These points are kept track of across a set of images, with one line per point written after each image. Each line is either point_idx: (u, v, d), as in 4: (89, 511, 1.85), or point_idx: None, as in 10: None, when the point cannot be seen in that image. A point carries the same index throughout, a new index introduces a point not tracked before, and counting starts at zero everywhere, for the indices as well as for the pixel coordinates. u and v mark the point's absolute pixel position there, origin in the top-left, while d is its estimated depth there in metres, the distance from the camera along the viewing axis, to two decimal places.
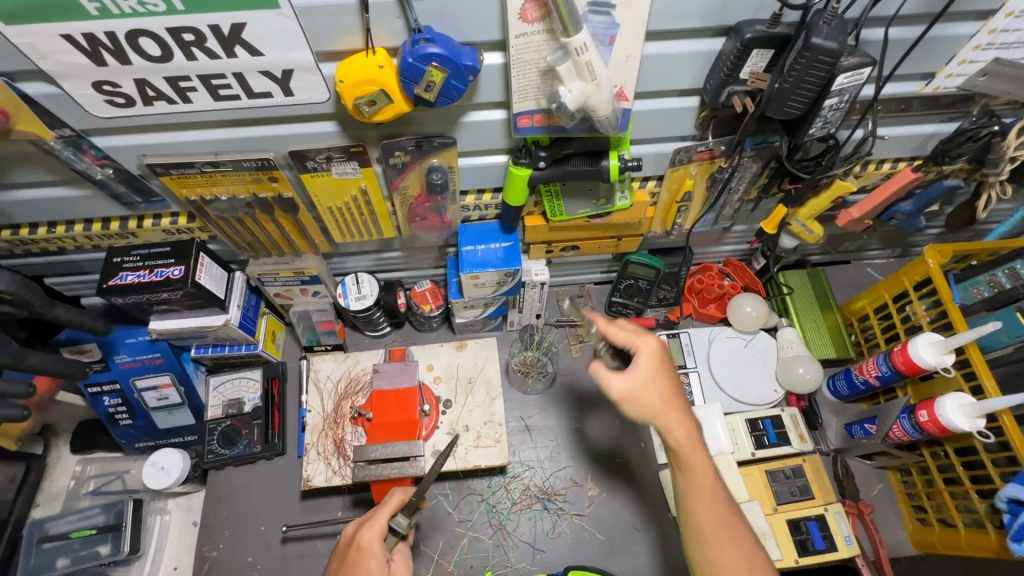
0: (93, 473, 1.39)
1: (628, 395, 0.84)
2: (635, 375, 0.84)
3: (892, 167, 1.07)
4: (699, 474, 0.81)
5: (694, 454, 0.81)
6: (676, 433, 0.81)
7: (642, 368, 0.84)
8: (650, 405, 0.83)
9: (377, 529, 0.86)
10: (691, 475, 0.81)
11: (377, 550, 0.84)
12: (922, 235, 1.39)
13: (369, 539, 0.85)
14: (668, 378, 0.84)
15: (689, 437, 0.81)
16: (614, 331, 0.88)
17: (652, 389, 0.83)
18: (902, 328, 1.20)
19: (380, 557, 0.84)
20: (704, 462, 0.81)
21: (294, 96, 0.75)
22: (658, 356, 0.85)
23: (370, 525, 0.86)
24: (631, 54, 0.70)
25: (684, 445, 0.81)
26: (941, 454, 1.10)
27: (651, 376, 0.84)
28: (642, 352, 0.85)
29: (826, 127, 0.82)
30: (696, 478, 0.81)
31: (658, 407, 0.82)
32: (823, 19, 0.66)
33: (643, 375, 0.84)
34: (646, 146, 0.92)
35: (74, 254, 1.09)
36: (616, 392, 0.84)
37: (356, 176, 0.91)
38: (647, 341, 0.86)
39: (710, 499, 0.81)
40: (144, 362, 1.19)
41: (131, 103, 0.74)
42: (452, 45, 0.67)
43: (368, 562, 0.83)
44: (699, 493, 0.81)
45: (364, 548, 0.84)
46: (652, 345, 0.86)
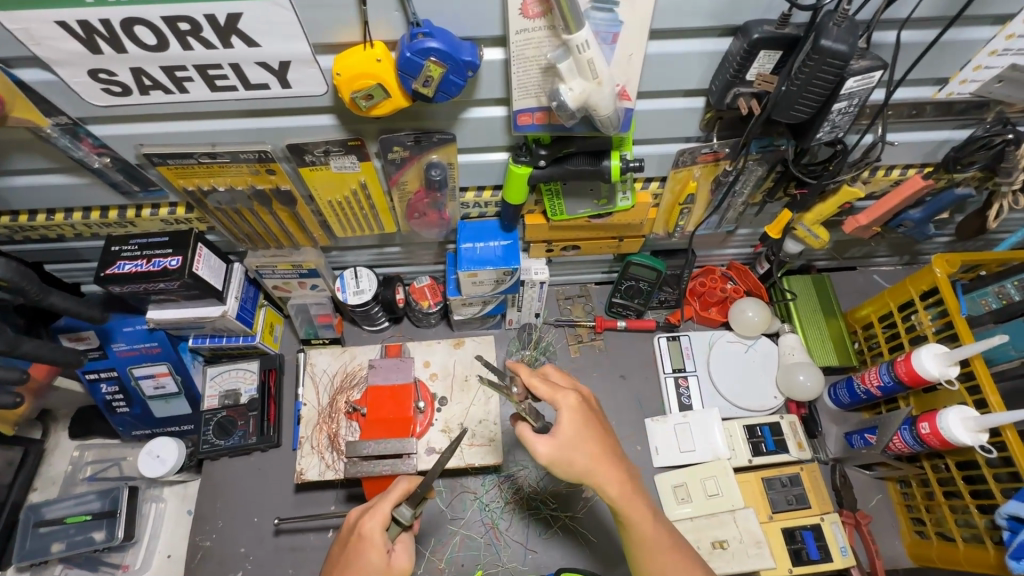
0: (90, 459, 1.40)
1: (555, 458, 0.79)
2: (558, 435, 0.80)
3: (902, 174, 1.05)
4: (642, 526, 0.82)
5: (632, 505, 0.82)
6: (611, 488, 0.81)
7: (564, 428, 0.80)
8: (580, 464, 0.80)
9: (379, 519, 0.85)
10: (634, 526, 0.82)
11: (378, 540, 0.84)
12: (932, 242, 1.37)
13: (370, 529, 0.84)
14: (591, 432, 0.81)
15: (623, 490, 0.81)
16: (536, 387, 0.83)
17: (577, 446, 0.80)
18: (906, 337, 1.18)
19: (380, 548, 0.84)
20: (643, 508, 0.82)
21: (292, 88, 0.74)
22: (579, 410, 0.82)
23: (373, 515, 0.85)
24: (634, 53, 0.68)
25: (619, 498, 0.81)
26: (942, 467, 1.09)
27: (576, 434, 0.80)
28: (564, 410, 0.81)
29: (834, 132, 0.80)
30: (638, 528, 0.83)
31: (588, 466, 0.80)
32: (833, 21, 0.64)
33: (564, 437, 0.80)
34: (650, 147, 0.90)
35: (73, 242, 1.09)
36: (544, 456, 0.79)
37: (355, 170, 0.90)
38: (565, 396, 0.82)
39: (665, 543, 0.83)
40: (142, 350, 1.20)
41: (127, 93, 0.73)
42: (451, 40, 0.66)
43: (368, 552, 0.83)
44: (647, 543, 0.83)
45: (365, 538, 0.84)
46: (570, 400, 0.82)
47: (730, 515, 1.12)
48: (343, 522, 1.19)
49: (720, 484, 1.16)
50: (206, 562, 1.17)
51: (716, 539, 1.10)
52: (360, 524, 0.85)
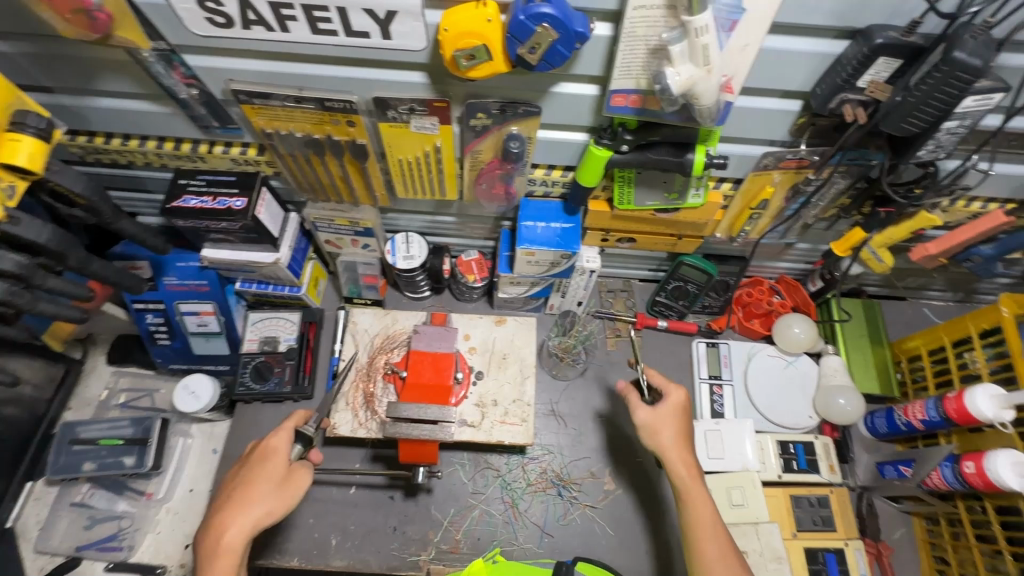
0: (124, 387, 1.42)
1: (646, 426, 0.97)
2: (656, 411, 0.98)
3: (982, 207, 1.01)
4: (698, 507, 0.90)
5: (695, 487, 0.92)
6: (680, 465, 0.93)
7: (663, 407, 0.98)
8: (665, 437, 0.96)
9: (287, 436, 0.93)
10: (691, 505, 0.91)
11: (281, 450, 0.91)
12: (992, 282, 1.33)
13: (278, 442, 0.92)
14: (683, 421, 0.97)
15: (691, 471, 0.93)
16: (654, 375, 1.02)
17: (667, 425, 0.96)
18: (957, 375, 1.15)
19: (282, 458, 0.91)
20: (701, 494, 0.91)
21: (392, 41, 0.73)
22: (681, 405, 0.98)
23: (279, 431, 0.93)
24: (749, 44, 0.67)
25: (686, 478, 0.93)
26: (977, 509, 1.07)
27: (671, 415, 0.97)
28: (671, 398, 0.98)
29: (937, 151, 0.78)
30: (693, 510, 0.90)
31: (670, 444, 0.95)
32: (969, 33, 0.62)
33: (662, 414, 0.97)
34: (734, 145, 0.88)
35: (141, 170, 1.10)
36: (640, 421, 0.98)
37: (433, 133, 0.90)
38: (677, 387, 1.00)
39: (710, 529, 0.88)
40: (191, 287, 1.21)
41: (230, 25, 0.73)
42: (565, 8, 0.64)
43: (272, 460, 0.90)
44: (699, 528, 0.89)
45: (271, 450, 0.91)
46: (681, 392, 0.99)
47: (752, 527, 1.10)
48: (366, 481, 1.20)
49: (746, 496, 1.13)
50: None
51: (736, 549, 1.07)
52: (269, 445, 0.91)
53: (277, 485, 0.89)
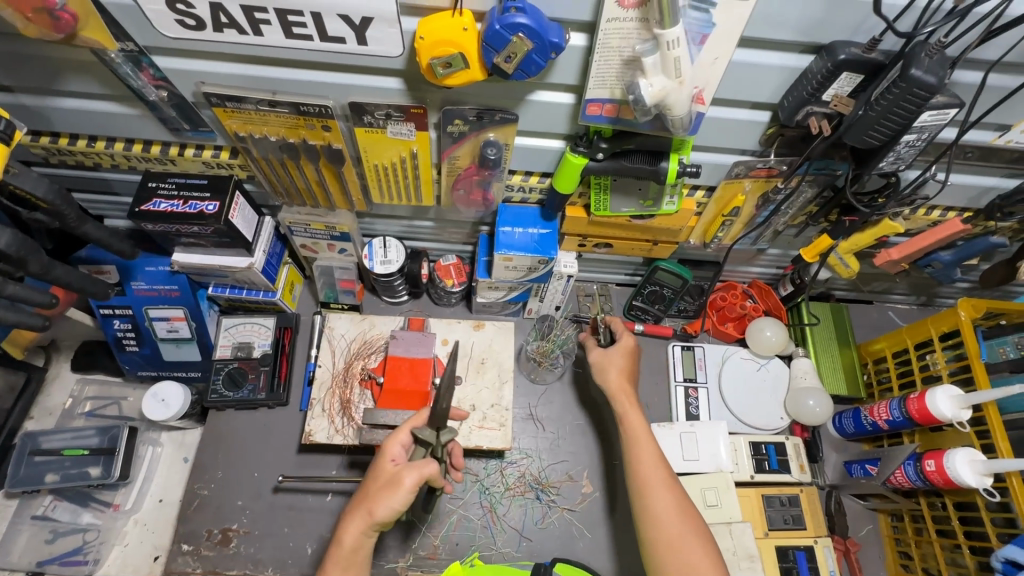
0: (90, 395, 1.38)
1: (597, 363, 1.12)
2: (606, 354, 1.12)
3: (941, 216, 1.06)
4: (632, 426, 1.00)
5: (631, 412, 1.02)
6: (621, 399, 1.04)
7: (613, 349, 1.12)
8: (612, 376, 1.09)
9: (398, 439, 0.87)
10: (628, 426, 1.01)
11: (391, 452, 0.85)
12: (951, 286, 1.39)
13: (388, 445, 0.86)
14: (628, 361, 1.11)
15: (630, 403, 1.04)
16: (613, 321, 1.18)
17: (614, 365, 1.10)
18: (919, 376, 1.20)
19: (389, 460, 0.85)
20: (637, 417, 1.01)
21: (368, 47, 0.73)
22: (628, 348, 1.12)
23: (395, 436, 0.87)
24: (718, 57, 0.68)
25: (626, 406, 1.03)
26: (938, 505, 1.11)
27: (619, 357, 1.11)
28: (619, 343, 1.12)
29: (898, 162, 0.81)
30: (629, 428, 1.00)
31: (616, 382, 1.07)
32: (925, 52, 0.64)
33: (608, 355, 1.11)
34: (706, 154, 0.90)
35: (108, 173, 1.07)
36: (592, 360, 1.13)
37: (410, 139, 0.89)
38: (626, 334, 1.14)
39: (643, 443, 0.97)
40: (161, 292, 1.18)
41: (200, 27, 0.72)
42: (541, 18, 0.65)
43: (381, 462, 0.85)
44: (633, 444, 0.97)
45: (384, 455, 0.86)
46: (629, 339, 1.13)
47: (727, 527, 1.12)
48: (343, 488, 1.19)
49: (720, 496, 1.15)
50: (201, 511, 1.16)
51: None
52: (383, 449, 0.86)
53: (381, 486, 0.82)
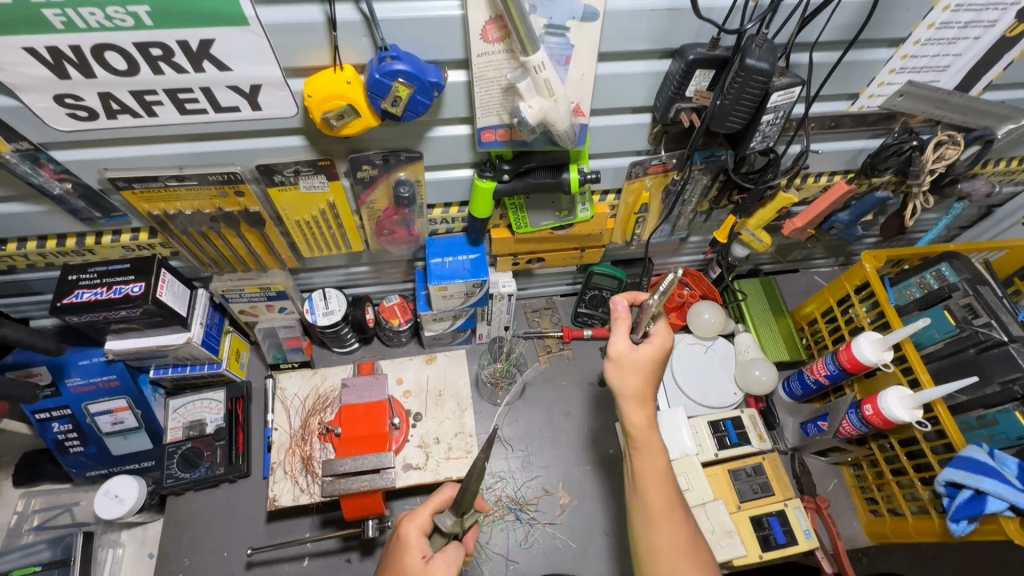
0: (37, 508, 1.32)
1: (618, 360, 0.89)
2: (639, 349, 0.90)
3: (829, 180, 1.16)
4: (652, 456, 0.88)
5: (652, 437, 0.89)
6: (636, 415, 0.88)
7: (647, 347, 0.90)
8: (630, 387, 0.89)
9: (421, 528, 0.85)
10: (649, 454, 0.89)
11: (416, 546, 0.82)
12: (862, 242, 1.50)
13: (416, 540, 0.83)
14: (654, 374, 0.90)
15: (645, 421, 0.89)
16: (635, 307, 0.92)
17: (640, 371, 0.89)
18: (846, 329, 1.28)
19: (417, 555, 0.82)
20: (659, 444, 0.89)
21: (262, 111, 0.76)
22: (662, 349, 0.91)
23: (412, 519, 0.85)
24: (585, 72, 0.76)
25: (643, 428, 0.88)
26: (887, 446, 1.17)
27: (644, 361, 0.89)
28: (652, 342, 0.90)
29: (766, 140, 0.90)
30: (643, 459, 0.89)
31: (633, 392, 0.89)
32: (755, 43, 0.74)
33: (641, 356, 0.90)
34: (605, 160, 0.97)
35: (25, 273, 1.05)
36: (613, 352, 0.90)
37: (323, 191, 0.93)
38: (664, 328, 0.93)
39: (661, 480, 0.88)
40: (98, 384, 1.15)
41: (94, 117, 0.74)
42: (417, 62, 0.70)
43: (403, 555, 0.82)
44: (647, 481, 0.88)
45: (403, 542, 0.84)
46: (664, 336, 0.92)
47: (702, 509, 1.16)
48: (318, 549, 1.16)
49: (690, 481, 1.18)
50: None
51: None
52: (401, 533, 0.85)
53: None
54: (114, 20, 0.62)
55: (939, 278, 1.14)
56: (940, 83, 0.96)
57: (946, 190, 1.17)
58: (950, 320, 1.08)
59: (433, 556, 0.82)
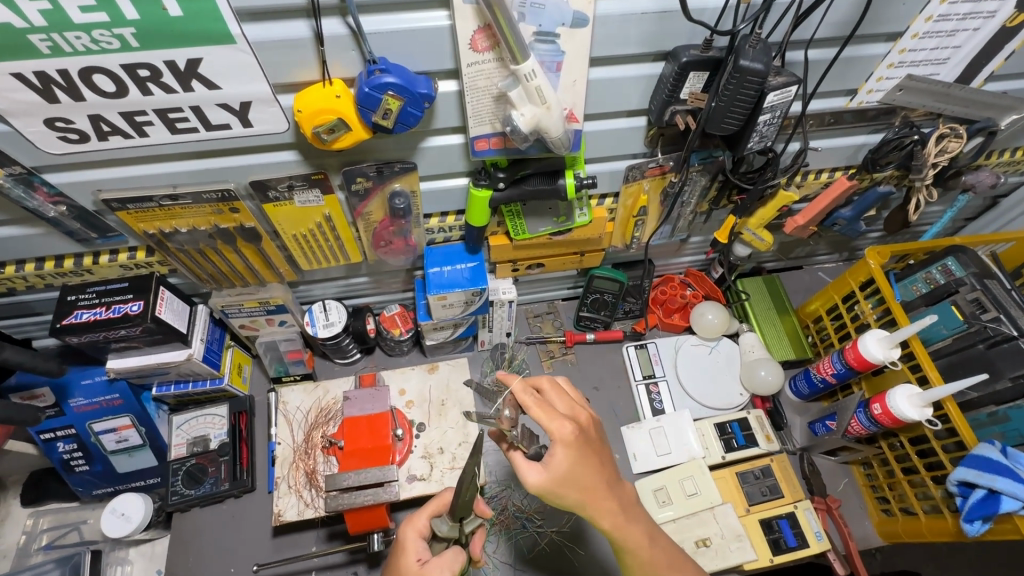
0: (46, 526, 1.33)
1: (549, 490, 0.73)
2: (550, 469, 0.72)
3: (830, 177, 1.14)
4: (638, 549, 0.80)
5: (628, 533, 0.79)
6: (604, 521, 0.77)
7: (559, 460, 0.72)
8: (574, 500, 0.73)
9: (420, 535, 0.85)
10: (632, 550, 0.80)
11: (412, 546, 0.83)
12: (865, 237, 1.48)
13: (417, 548, 0.83)
14: (588, 464, 0.73)
15: (617, 522, 0.77)
16: (528, 411, 0.73)
17: (569, 485, 0.73)
18: (852, 327, 1.26)
19: (413, 556, 0.82)
20: (640, 535, 0.80)
21: (253, 127, 0.76)
22: (574, 443, 0.72)
23: (410, 524, 0.86)
24: (578, 79, 0.75)
25: (614, 528, 0.78)
26: (897, 445, 1.15)
27: (571, 470, 0.72)
28: (558, 448, 0.72)
29: (764, 140, 0.89)
30: (635, 553, 0.81)
31: (580, 501, 0.74)
32: (749, 44, 0.73)
33: (558, 473, 0.72)
34: (601, 165, 0.96)
35: (25, 295, 1.06)
36: (533, 487, 0.73)
37: (318, 205, 0.93)
38: (560, 426, 0.72)
39: (662, 564, 0.82)
40: (101, 403, 1.15)
41: (84, 139, 0.74)
42: (406, 74, 0.70)
43: (400, 558, 0.82)
44: (645, 568, 0.82)
45: (401, 546, 0.84)
46: (566, 433, 0.72)
47: (711, 513, 1.15)
48: (325, 563, 1.16)
49: (698, 484, 1.18)
50: None
51: (699, 538, 1.12)
52: (399, 541, 0.85)
53: None
54: (100, 43, 0.62)
55: (945, 272, 1.12)
56: (940, 76, 0.94)
57: (951, 182, 1.15)
58: (958, 316, 1.07)
59: (429, 560, 0.81)
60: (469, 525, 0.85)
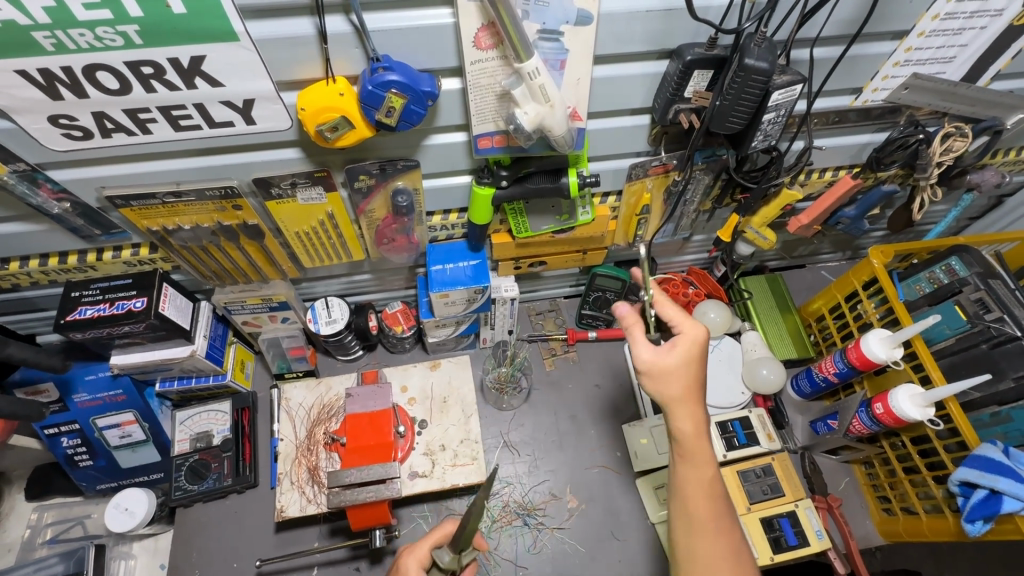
0: (50, 521, 1.34)
1: (649, 369, 0.80)
2: (665, 353, 0.80)
3: (834, 175, 1.14)
4: (699, 465, 0.79)
5: (700, 444, 0.79)
6: (682, 422, 0.79)
7: (680, 349, 0.80)
8: (673, 392, 0.79)
9: (419, 561, 0.87)
10: (692, 465, 0.79)
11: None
12: (869, 237, 1.48)
13: (413, 575, 0.86)
14: (698, 370, 0.80)
15: (697, 428, 0.79)
16: (661, 305, 0.84)
17: (672, 374, 0.79)
18: (855, 326, 1.25)
19: None
20: (709, 455, 0.79)
21: (256, 125, 0.76)
22: (698, 346, 0.80)
23: (411, 551, 0.88)
24: (582, 77, 0.75)
25: (689, 437, 0.79)
26: (899, 444, 1.15)
27: (681, 365, 0.79)
28: (686, 337, 0.80)
29: (768, 139, 0.89)
30: (693, 472, 0.79)
31: (677, 396, 0.79)
32: (754, 42, 0.72)
33: (670, 359, 0.79)
34: (604, 163, 0.96)
35: (28, 291, 1.06)
36: (639, 360, 0.80)
37: (321, 202, 0.92)
38: (695, 327, 0.81)
39: (707, 495, 0.79)
40: (105, 399, 1.15)
41: (88, 136, 0.74)
42: (410, 72, 0.70)
43: None
44: (693, 492, 0.79)
45: (403, 575, 0.87)
46: (697, 332, 0.81)
47: None
48: (327, 559, 1.16)
49: None
50: None
51: None
52: (401, 565, 0.88)
53: None
54: (104, 40, 0.62)
55: (949, 271, 1.11)
56: (946, 75, 0.94)
57: (955, 181, 1.14)
58: (961, 316, 1.07)
59: None
60: (467, 556, 0.83)
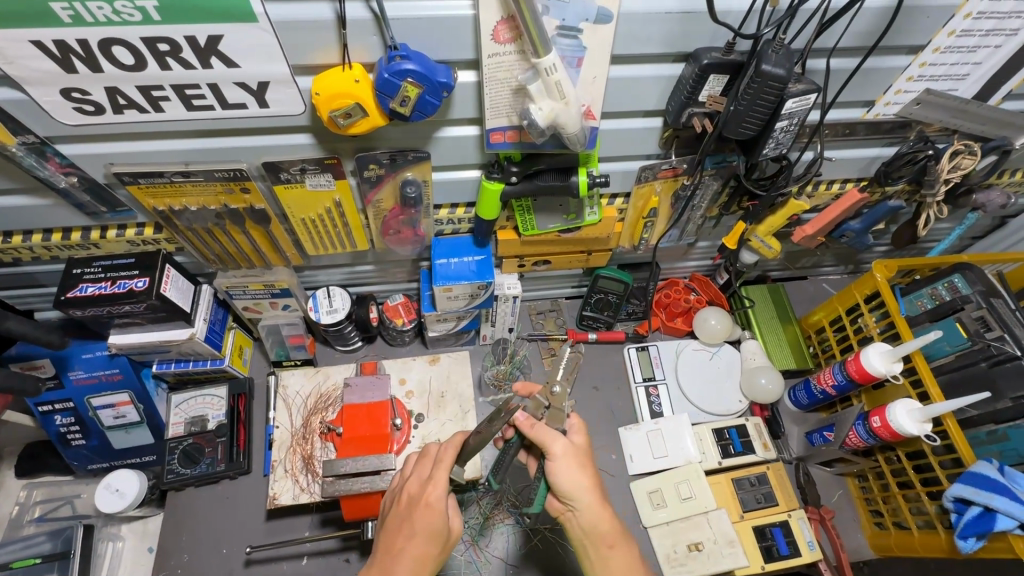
0: (39, 499, 1.32)
1: (565, 462, 0.85)
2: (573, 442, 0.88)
3: (841, 188, 1.14)
4: (621, 549, 0.85)
5: (616, 532, 0.85)
6: (601, 512, 0.85)
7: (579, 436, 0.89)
8: (581, 481, 0.85)
9: (444, 488, 0.86)
10: (612, 552, 0.85)
11: (442, 504, 0.85)
12: (872, 251, 1.48)
13: (437, 498, 0.84)
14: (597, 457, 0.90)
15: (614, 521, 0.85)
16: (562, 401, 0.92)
17: (584, 460, 0.87)
18: (855, 339, 1.25)
19: (443, 513, 0.84)
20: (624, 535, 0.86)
21: (270, 108, 0.76)
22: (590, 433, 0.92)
23: (436, 483, 0.85)
24: (597, 76, 0.75)
25: (605, 526, 0.85)
26: (894, 459, 1.15)
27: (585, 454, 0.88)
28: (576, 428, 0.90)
29: (779, 147, 0.89)
30: (614, 554, 0.85)
31: (586, 486, 0.85)
32: (771, 49, 0.73)
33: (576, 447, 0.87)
34: (614, 164, 0.96)
35: (30, 266, 1.05)
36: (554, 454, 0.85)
37: (329, 189, 0.92)
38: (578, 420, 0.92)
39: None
40: (101, 378, 1.15)
41: (99, 111, 0.73)
42: (427, 62, 0.69)
43: (431, 518, 0.83)
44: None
45: (427, 505, 0.84)
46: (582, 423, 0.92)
47: (703, 517, 1.16)
48: (317, 548, 1.16)
49: (692, 487, 1.19)
50: None
51: (692, 542, 1.14)
52: (428, 496, 0.84)
53: (437, 542, 0.83)
54: (122, 14, 0.62)
55: (951, 289, 1.12)
56: (958, 92, 0.95)
57: (962, 200, 1.14)
58: (962, 333, 1.07)
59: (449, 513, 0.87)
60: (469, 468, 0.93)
